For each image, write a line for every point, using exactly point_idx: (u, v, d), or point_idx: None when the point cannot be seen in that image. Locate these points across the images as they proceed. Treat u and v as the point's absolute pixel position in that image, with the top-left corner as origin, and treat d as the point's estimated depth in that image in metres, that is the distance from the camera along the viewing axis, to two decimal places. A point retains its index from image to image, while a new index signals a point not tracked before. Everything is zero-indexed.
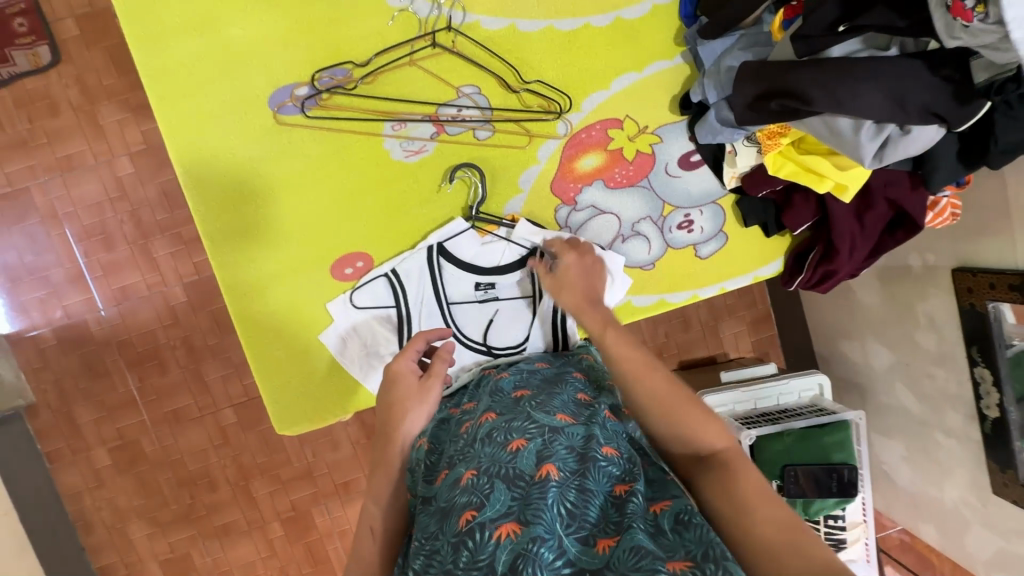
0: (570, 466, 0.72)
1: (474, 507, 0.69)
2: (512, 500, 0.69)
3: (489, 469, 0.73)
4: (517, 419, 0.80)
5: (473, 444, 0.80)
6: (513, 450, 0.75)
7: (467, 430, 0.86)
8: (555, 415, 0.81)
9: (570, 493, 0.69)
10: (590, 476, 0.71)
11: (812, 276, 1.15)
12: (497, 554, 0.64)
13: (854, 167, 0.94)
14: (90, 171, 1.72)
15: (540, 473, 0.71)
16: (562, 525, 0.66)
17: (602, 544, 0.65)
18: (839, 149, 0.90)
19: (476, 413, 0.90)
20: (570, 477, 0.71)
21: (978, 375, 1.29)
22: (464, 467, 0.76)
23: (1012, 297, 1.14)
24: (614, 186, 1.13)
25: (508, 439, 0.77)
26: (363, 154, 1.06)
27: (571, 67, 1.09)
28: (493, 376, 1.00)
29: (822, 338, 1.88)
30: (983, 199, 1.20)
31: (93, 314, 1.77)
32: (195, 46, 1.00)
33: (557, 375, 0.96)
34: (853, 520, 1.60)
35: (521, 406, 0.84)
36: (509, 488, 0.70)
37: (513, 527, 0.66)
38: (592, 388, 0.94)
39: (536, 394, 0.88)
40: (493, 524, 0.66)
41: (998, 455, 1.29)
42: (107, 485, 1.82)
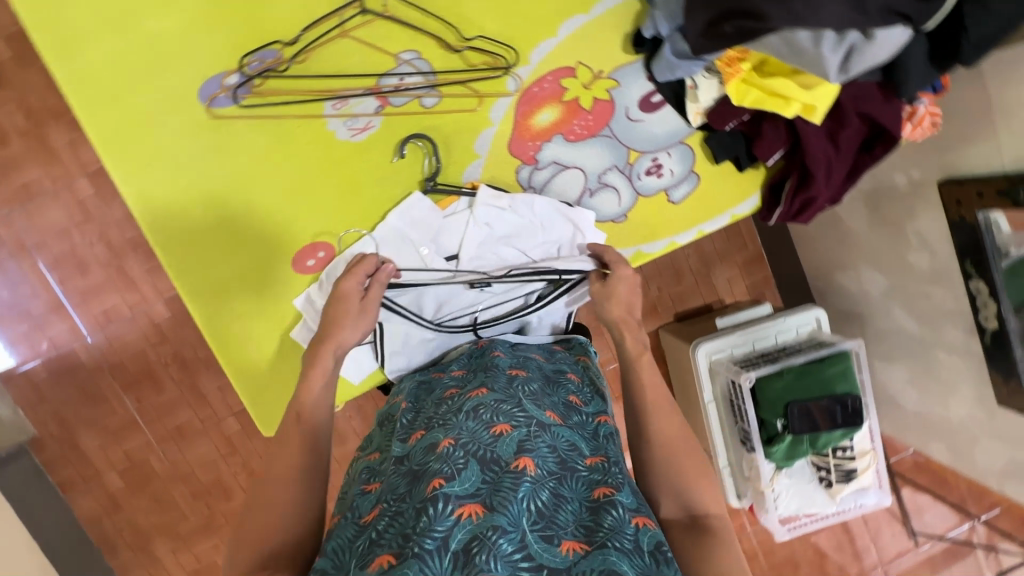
0: (548, 467, 0.70)
1: (443, 477, 0.66)
2: (483, 482, 0.66)
3: (468, 445, 0.71)
4: (507, 402, 0.78)
5: (458, 415, 0.78)
6: (496, 432, 0.72)
7: (453, 400, 0.84)
8: (545, 411, 0.80)
9: (543, 492, 0.67)
10: (565, 482, 0.70)
11: (790, 208, 1.11)
12: (456, 531, 0.61)
13: (820, 85, 0.88)
14: (49, 197, 1.67)
15: (517, 463, 0.68)
16: (527, 519, 0.63)
17: (566, 547, 0.62)
18: (803, 66, 0.85)
19: (467, 388, 0.86)
20: (545, 477, 0.69)
21: (973, 288, 1.25)
22: (443, 433, 0.74)
23: (1002, 203, 1.10)
24: (574, 138, 1.08)
25: (494, 420, 0.75)
26: (308, 139, 1.01)
27: (513, 15, 1.01)
28: (491, 352, 0.97)
29: (816, 272, 1.85)
30: (962, 105, 1.15)
31: (80, 341, 1.74)
32: (110, 45, 0.93)
33: (554, 373, 0.96)
34: (862, 449, 1.59)
35: (513, 390, 0.83)
36: (482, 470, 0.68)
37: (477, 509, 0.63)
38: (586, 393, 0.93)
39: (532, 380, 0.88)
40: (459, 501, 0.64)
41: (1000, 367, 1.27)
42: (124, 507, 1.83)
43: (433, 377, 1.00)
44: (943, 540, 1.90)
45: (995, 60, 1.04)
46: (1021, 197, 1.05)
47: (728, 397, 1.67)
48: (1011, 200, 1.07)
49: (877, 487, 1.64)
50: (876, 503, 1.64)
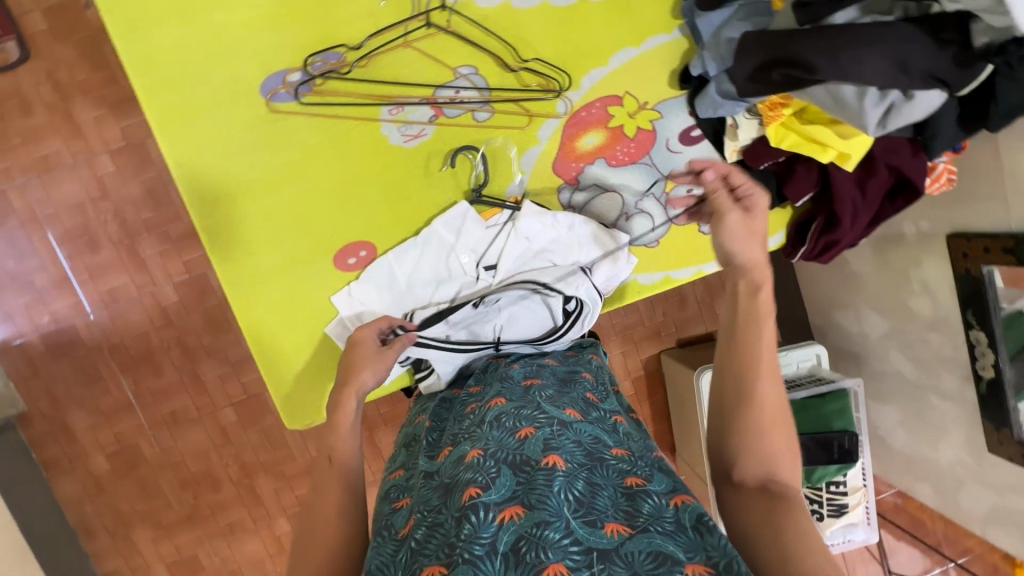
0: (577, 459, 0.72)
1: (478, 486, 0.67)
2: (517, 484, 0.68)
3: (496, 453, 0.73)
4: (527, 408, 0.81)
5: (481, 427, 0.80)
6: (521, 437, 0.75)
7: (473, 413, 0.86)
8: (565, 410, 0.82)
9: (578, 483, 0.68)
10: (597, 472, 0.71)
11: (814, 248, 1.16)
12: (501, 535, 0.62)
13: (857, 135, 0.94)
14: (69, 171, 1.66)
15: (547, 460, 0.70)
16: (568, 508, 0.65)
17: (610, 528, 0.63)
18: (842, 117, 0.90)
19: (485, 399, 0.89)
20: (577, 469, 0.70)
21: (973, 338, 1.31)
22: (469, 446, 0.76)
23: (1006, 260, 1.17)
24: (616, 164, 1.12)
25: (517, 426, 0.77)
26: (361, 141, 1.04)
27: (569, 44, 1.07)
28: (504, 364, 0.99)
29: (816, 310, 1.91)
30: (974, 164, 1.22)
31: (82, 318, 1.72)
32: (178, 32, 0.96)
33: (567, 373, 0.97)
34: (854, 485, 1.64)
35: (531, 397, 0.86)
36: (515, 473, 0.69)
37: (518, 509, 0.65)
38: (601, 390, 0.95)
39: (547, 386, 0.90)
40: (498, 506, 0.65)
41: (992, 414, 1.33)
42: (108, 491, 1.79)
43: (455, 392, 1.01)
44: None
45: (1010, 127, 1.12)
46: None
47: None
48: (1016, 257, 1.15)
49: (865, 524, 1.68)
50: (863, 540, 1.67)
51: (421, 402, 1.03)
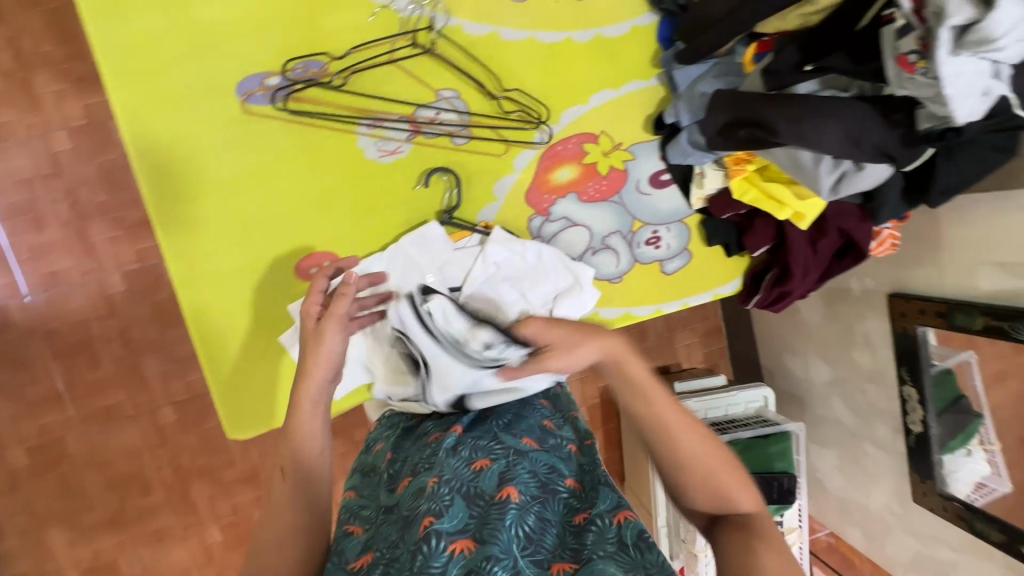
0: (531, 491, 0.73)
1: (433, 515, 0.69)
2: (471, 517, 0.70)
3: (452, 481, 0.74)
4: (484, 438, 0.80)
5: (438, 454, 0.80)
6: (476, 469, 0.76)
7: (434, 441, 0.86)
8: (522, 438, 0.82)
9: (529, 517, 0.71)
10: (550, 505, 0.74)
11: (767, 296, 1.21)
12: (451, 566, 0.66)
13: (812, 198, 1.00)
14: (20, 144, 1.57)
15: (500, 493, 0.72)
16: (517, 546, 0.68)
17: (555, 570, 0.68)
18: (800, 178, 0.95)
19: (445, 426, 0.89)
20: (530, 501, 0.72)
21: (905, 393, 1.40)
22: (427, 476, 0.77)
23: (938, 322, 1.26)
24: (586, 199, 1.15)
25: (472, 457, 0.78)
26: (336, 152, 1.03)
27: (551, 79, 1.10)
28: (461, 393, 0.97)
29: (767, 352, 1.99)
30: (916, 232, 1.31)
31: (17, 300, 1.62)
32: (155, 21, 0.93)
33: (526, 399, 0.96)
34: (790, 526, 1.70)
35: (487, 425, 0.85)
36: (468, 505, 0.71)
37: (469, 543, 0.68)
38: (560, 413, 0.94)
39: (504, 414, 0.89)
40: (450, 536, 0.68)
41: (919, 466, 1.41)
42: (23, 488, 1.66)
43: (415, 423, 0.99)
44: None
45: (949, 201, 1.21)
46: (956, 320, 1.21)
47: None
48: (947, 321, 1.23)
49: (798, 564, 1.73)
50: None
51: (384, 423, 1.04)
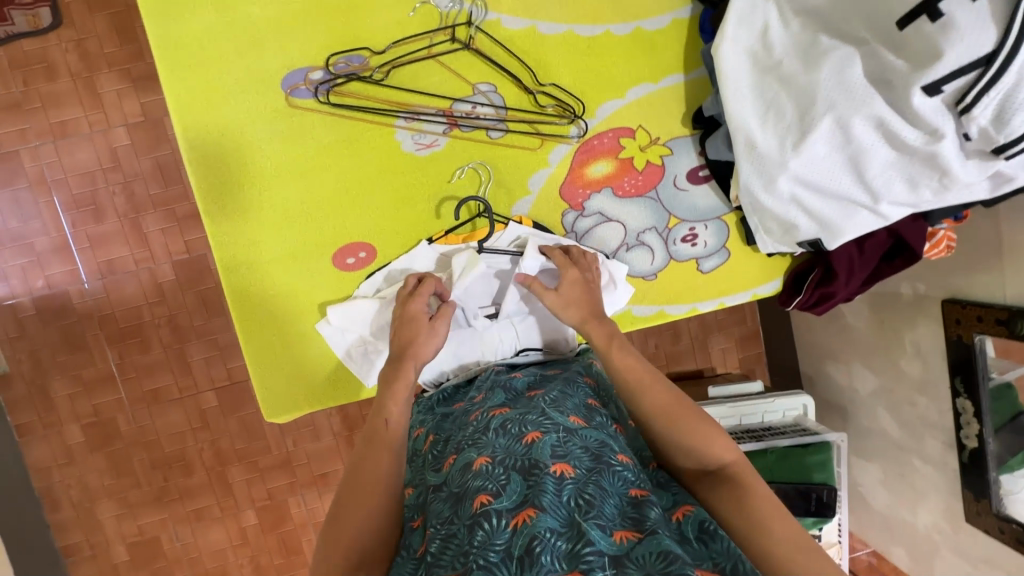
0: (584, 464, 0.72)
1: (489, 493, 0.68)
2: (527, 488, 0.68)
3: (505, 460, 0.73)
4: (533, 413, 0.80)
5: (487, 433, 0.80)
6: (527, 442, 0.74)
7: (476, 420, 0.85)
8: (569, 416, 0.81)
9: (589, 487, 0.68)
10: (605, 478, 0.72)
11: (809, 299, 1.15)
12: (514, 541, 0.62)
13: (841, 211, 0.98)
14: (83, 139, 1.68)
15: (554, 468, 0.70)
16: (579, 515, 0.65)
17: (620, 535, 0.64)
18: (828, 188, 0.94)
19: (486, 406, 0.89)
20: (586, 474, 0.70)
21: (959, 406, 1.32)
22: (475, 453, 0.76)
23: (998, 331, 1.18)
24: (621, 194, 1.13)
25: (522, 432, 0.77)
26: (375, 145, 1.05)
27: (588, 73, 1.09)
28: (507, 373, 1.02)
29: (807, 358, 1.92)
30: (974, 234, 1.24)
31: (77, 286, 1.72)
32: (209, 19, 0.98)
33: (571, 378, 0.97)
34: (828, 540, 1.63)
35: (533, 402, 0.85)
36: (525, 479, 0.69)
37: (529, 512, 0.64)
38: (603, 394, 0.97)
39: (550, 390, 0.90)
40: (510, 512, 0.65)
41: (973, 484, 1.33)
42: (78, 463, 1.77)
43: (456, 407, 0.98)
44: None
45: (1012, 202, 1.14)
46: (1017, 329, 1.13)
47: None
48: (1008, 329, 1.16)
49: None
50: None
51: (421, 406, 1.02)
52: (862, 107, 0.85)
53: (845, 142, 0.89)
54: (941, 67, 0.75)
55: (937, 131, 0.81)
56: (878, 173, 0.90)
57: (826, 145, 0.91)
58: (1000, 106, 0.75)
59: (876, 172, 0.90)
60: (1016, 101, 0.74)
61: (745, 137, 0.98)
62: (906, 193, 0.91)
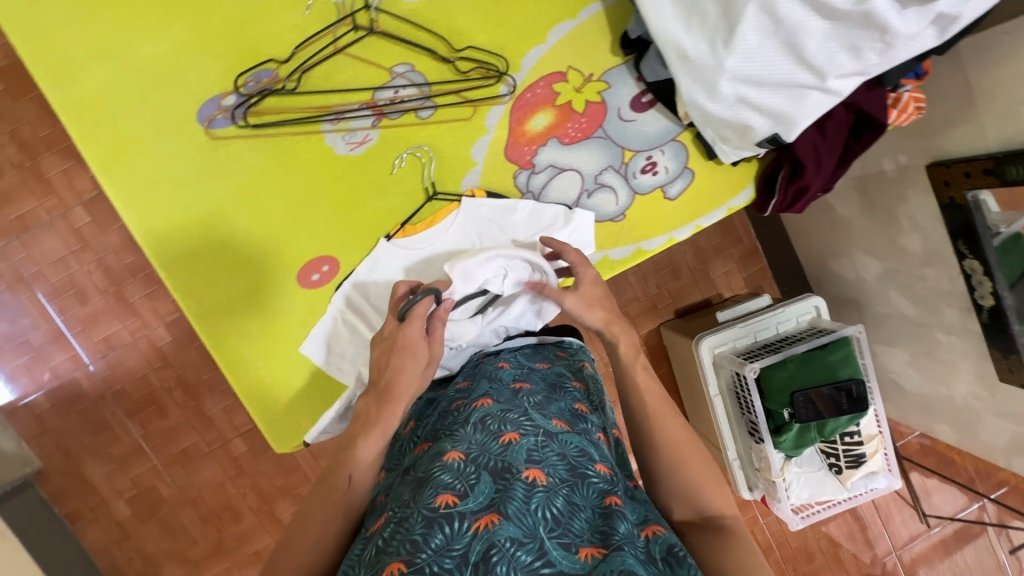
0: (559, 475, 0.68)
1: (455, 494, 0.64)
2: (496, 491, 0.65)
3: (478, 457, 0.69)
4: (513, 411, 0.76)
5: (464, 427, 0.76)
6: (504, 443, 0.71)
7: (458, 409, 0.82)
8: (552, 419, 0.77)
9: (558, 501, 0.65)
10: (579, 490, 0.68)
11: (784, 197, 1.12)
12: (474, 545, 0.60)
13: (798, 95, 0.92)
14: (45, 227, 1.67)
15: (526, 474, 0.67)
16: (543, 529, 0.62)
17: (585, 553, 0.62)
18: (778, 73, 0.90)
19: (471, 397, 0.84)
20: (558, 485, 0.67)
21: (968, 267, 1.26)
22: (450, 445, 0.72)
23: (989, 182, 1.12)
24: (569, 141, 1.09)
25: (500, 430, 0.73)
26: (307, 156, 1.02)
27: (503, 26, 1.04)
28: (493, 362, 0.97)
29: (811, 260, 1.87)
30: (943, 87, 1.17)
31: (82, 369, 1.74)
32: (108, 72, 0.96)
33: (558, 379, 0.93)
34: (869, 433, 1.61)
35: (517, 400, 0.81)
36: (495, 479, 0.66)
37: (493, 516, 0.62)
38: (593, 398, 0.93)
39: (537, 390, 0.86)
40: (474, 515, 0.63)
41: (999, 343, 1.28)
42: (133, 535, 1.81)
43: (441, 393, 0.97)
44: (956, 521, 1.90)
45: (972, 44, 1.07)
46: (1007, 175, 1.07)
47: (733, 390, 1.67)
48: (998, 178, 1.09)
49: (886, 471, 1.65)
50: (886, 487, 1.64)
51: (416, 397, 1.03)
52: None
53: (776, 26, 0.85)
54: None
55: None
56: (818, 49, 0.86)
57: (760, 33, 0.87)
58: None
59: (815, 48, 0.86)
60: None
61: (675, 48, 0.93)
62: (852, 62, 0.87)
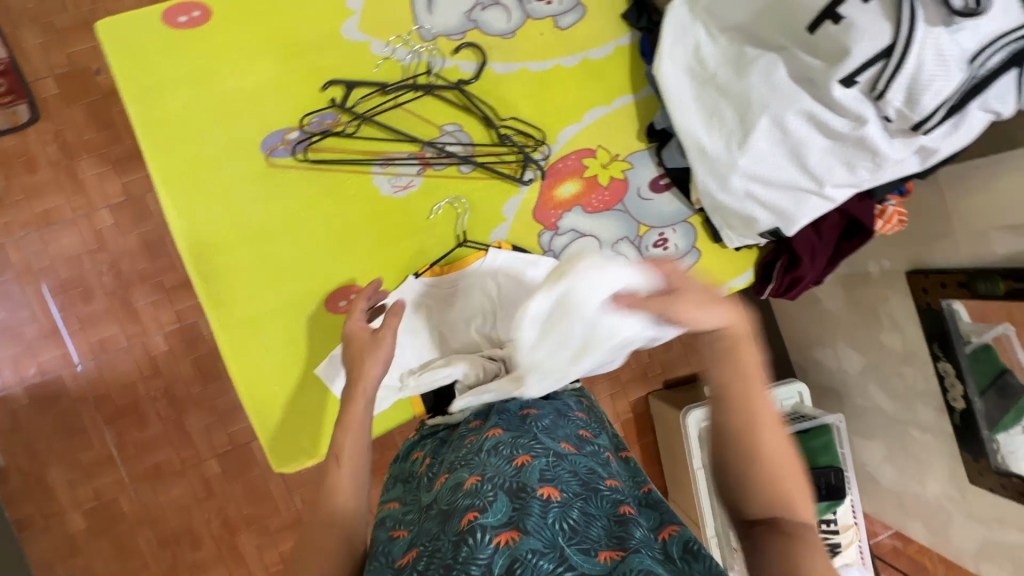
0: (572, 489, 0.73)
1: (477, 509, 0.69)
2: (513, 510, 0.69)
3: (494, 479, 0.74)
4: (523, 436, 0.82)
5: (478, 455, 0.81)
6: (518, 464, 0.76)
7: (470, 441, 0.87)
8: (560, 442, 0.83)
9: (573, 512, 0.70)
10: (592, 501, 0.73)
11: (780, 283, 1.23)
12: (496, 557, 0.63)
13: (799, 199, 1.05)
14: (68, 224, 1.72)
15: (541, 491, 0.71)
16: (562, 536, 0.67)
17: (604, 556, 0.65)
18: (781, 179, 1.03)
19: (481, 429, 0.89)
20: (572, 498, 0.72)
21: (942, 369, 1.36)
22: (467, 473, 0.77)
23: (963, 293, 1.24)
24: (591, 210, 1.20)
25: (513, 454, 0.78)
26: (354, 193, 1.11)
27: (545, 104, 1.18)
28: (498, 400, 1.00)
29: (797, 347, 1.97)
30: (924, 205, 1.32)
31: (70, 369, 1.73)
32: (187, 97, 1.06)
33: (562, 409, 0.96)
34: (845, 523, 1.64)
35: (527, 428, 0.86)
36: (512, 499, 0.70)
37: (513, 534, 0.66)
38: (594, 426, 0.95)
39: (544, 416, 0.91)
40: (495, 529, 0.66)
41: (970, 445, 1.36)
42: (83, 551, 1.73)
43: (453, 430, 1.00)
44: None
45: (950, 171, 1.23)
46: (978, 289, 1.19)
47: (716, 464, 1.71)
48: (971, 290, 1.21)
49: (860, 565, 1.65)
50: None
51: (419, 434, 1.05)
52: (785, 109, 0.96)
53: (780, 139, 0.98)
54: (852, 61, 0.86)
55: (861, 117, 0.92)
56: (818, 161, 0.99)
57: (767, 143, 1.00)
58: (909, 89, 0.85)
59: (817, 159, 0.99)
60: (921, 83, 0.84)
61: (695, 142, 1.08)
62: (846, 175, 0.99)
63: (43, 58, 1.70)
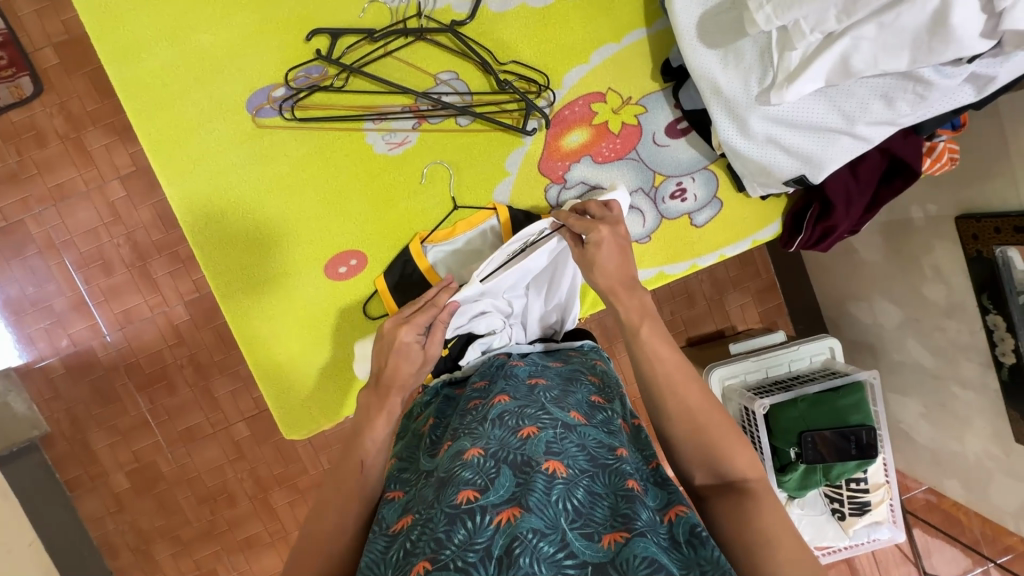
0: (579, 465, 0.69)
1: (475, 489, 0.65)
2: (516, 485, 0.66)
3: (497, 453, 0.70)
4: (530, 406, 0.76)
5: (482, 423, 0.76)
6: (523, 436, 0.71)
7: (476, 407, 0.82)
8: (569, 412, 0.77)
9: (579, 492, 0.66)
10: (599, 479, 0.68)
11: (812, 234, 1.12)
12: (495, 539, 0.60)
13: (830, 144, 0.95)
14: (81, 198, 1.71)
15: (546, 465, 0.67)
16: (565, 518, 0.62)
17: (608, 540, 0.61)
18: (809, 123, 0.93)
19: (489, 395, 0.83)
20: (578, 475, 0.67)
21: (990, 323, 1.25)
22: (469, 443, 0.73)
23: (1018, 239, 1.11)
24: (602, 160, 1.11)
25: (519, 425, 0.73)
26: (347, 152, 1.05)
27: (548, 44, 1.07)
28: (508, 362, 0.94)
29: (829, 301, 1.86)
30: (979, 141, 1.18)
31: (99, 339, 1.77)
32: (167, 55, 1.00)
33: (571, 374, 0.91)
34: (876, 482, 1.59)
35: (534, 395, 0.81)
36: (514, 474, 0.67)
37: (514, 510, 0.62)
38: (608, 390, 0.90)
39: (552, 385, 0.85)
40: (495, 509, 0.63)
41: (1018, 403, 1.26)
42: (129, 509, 1.82)
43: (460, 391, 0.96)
44: None
45: (1012, 101, 1.08)
46: None
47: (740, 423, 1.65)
48: None
49: (890, 523, 1.60)
50: (889, 539, 1.59)
51: (427, 391, 1.00)
52: (807, 39, 0.82)
53: (802, 82, 0.84)
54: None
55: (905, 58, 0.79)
56: (850, 97, 0.89)
57: (789, 85, 0.86)
58: (944, 24, 0.72)
59: (850, 94, 0.89)
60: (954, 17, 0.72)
61: (710, 83, 0.96)
62: (883, 111, 0.88)
63: (38, 26, 1.64)
